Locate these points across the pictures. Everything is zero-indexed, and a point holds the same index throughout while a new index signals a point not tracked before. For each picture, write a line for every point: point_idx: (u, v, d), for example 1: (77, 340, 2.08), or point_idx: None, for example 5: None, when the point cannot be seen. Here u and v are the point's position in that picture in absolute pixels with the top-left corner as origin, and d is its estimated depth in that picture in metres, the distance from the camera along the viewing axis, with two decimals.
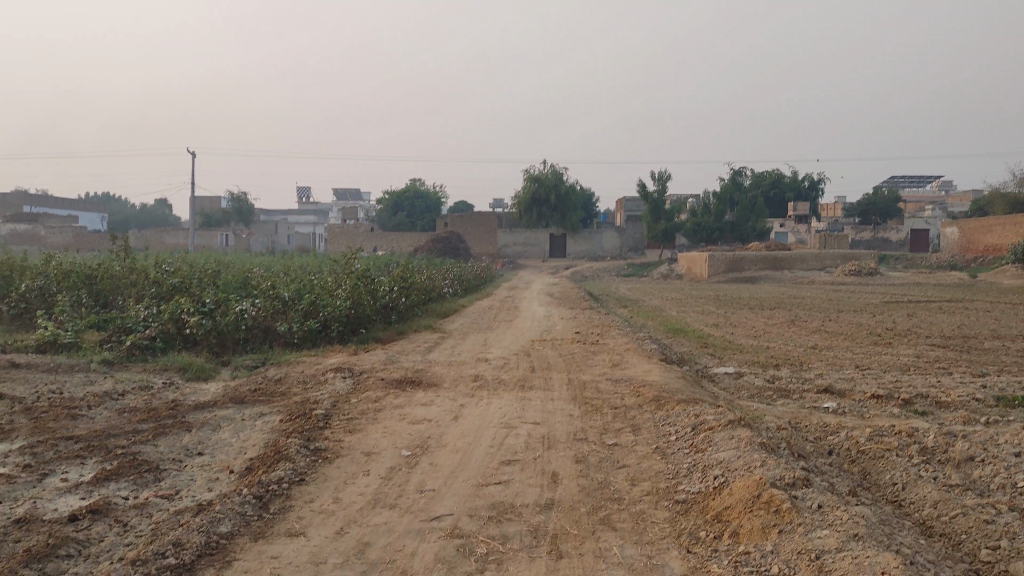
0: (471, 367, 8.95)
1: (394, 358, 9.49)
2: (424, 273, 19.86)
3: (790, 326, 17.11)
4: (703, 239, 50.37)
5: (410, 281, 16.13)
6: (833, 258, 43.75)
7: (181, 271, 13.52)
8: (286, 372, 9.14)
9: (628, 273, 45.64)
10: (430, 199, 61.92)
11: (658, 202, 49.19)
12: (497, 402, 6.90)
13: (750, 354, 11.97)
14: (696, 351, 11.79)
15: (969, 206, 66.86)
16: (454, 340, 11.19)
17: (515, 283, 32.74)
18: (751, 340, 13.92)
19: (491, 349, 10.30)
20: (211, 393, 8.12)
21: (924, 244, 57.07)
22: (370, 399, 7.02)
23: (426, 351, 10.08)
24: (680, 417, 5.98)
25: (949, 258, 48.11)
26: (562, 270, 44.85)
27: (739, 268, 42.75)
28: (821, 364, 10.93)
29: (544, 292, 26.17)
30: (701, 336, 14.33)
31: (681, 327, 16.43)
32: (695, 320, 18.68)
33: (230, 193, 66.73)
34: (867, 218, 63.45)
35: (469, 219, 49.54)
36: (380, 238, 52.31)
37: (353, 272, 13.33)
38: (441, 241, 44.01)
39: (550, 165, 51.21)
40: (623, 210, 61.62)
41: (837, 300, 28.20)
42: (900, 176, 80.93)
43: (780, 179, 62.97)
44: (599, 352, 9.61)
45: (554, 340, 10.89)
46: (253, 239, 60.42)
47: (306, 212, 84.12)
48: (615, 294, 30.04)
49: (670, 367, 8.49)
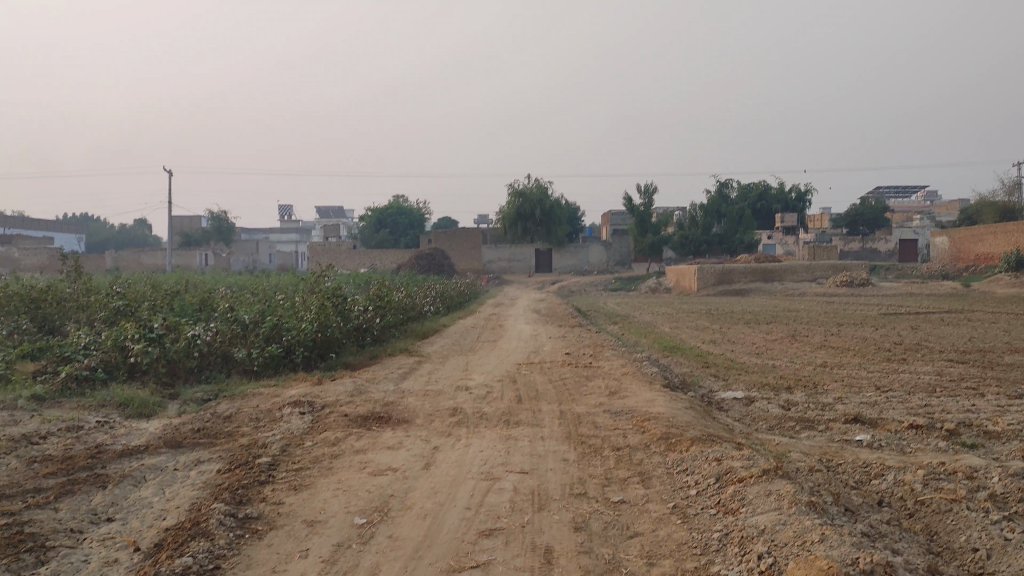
0: (449, 399, 7.87)
1: (364, 388, 8.41)
2: (404, 292, 18.82)
3: (792, 341, 16.08)
4: (691, 252, 49.52)
5: (388, 300, 15.06)
6: (824, 269, 42.88)
7: (134, 294, 12.40)
8: (239, 406, 8.04)
9: (616, 287, 44.69)
10: (413, 215, 60.84)
11: (644, 215, 48.30)
12: (477, 443, 5.82)
13: (757, 375, 10.92)
14: (698, 373, 10.77)
15: (957, 215, 66.29)
16: (432, 365, 10.12)
17: (501, 299, 31.73)
18: (754, 359, 12.91)
19: (473, 375, 9.22)
20: (147, 434, 7.01)
21: (913, 253, 56.34)
22: (326, 442, 5.94)
23: (401, 378, 9.01)
24: (699, 462, 4.94)
25: (940, 268, 47.38)
26: (549, 285, 43.86)
27: (729, 281, 41.91)
28: (838, 385, 9.91)
29: (530, 308, 25.16)
30: (700, 355, 13.32)
31: (678, 345, 15.40)
32: (691, 336, 17.70)
33: (210, 212, 65.46)
34: (855, 229, 62.78)
35: (453, 234, 48.54)
36: (363, 256, 51.24)
37: (322, 291, 12.26)
38: (424, 257, 42.97)
39: (535, 179, 50.33)
40: (610, 224, 60.73)
41: (833, 312, 27.22)
42: (886, 187, 80.41)
43: (767, 190, 62.27)
44: (594, 378, 8.57)
45: (543, 364, 9.82)
46: (233, 258, 59.26)
47: (288, 230, 82.98)
48: (605, 310, 29.01)
49: (674, 395, 7.47)
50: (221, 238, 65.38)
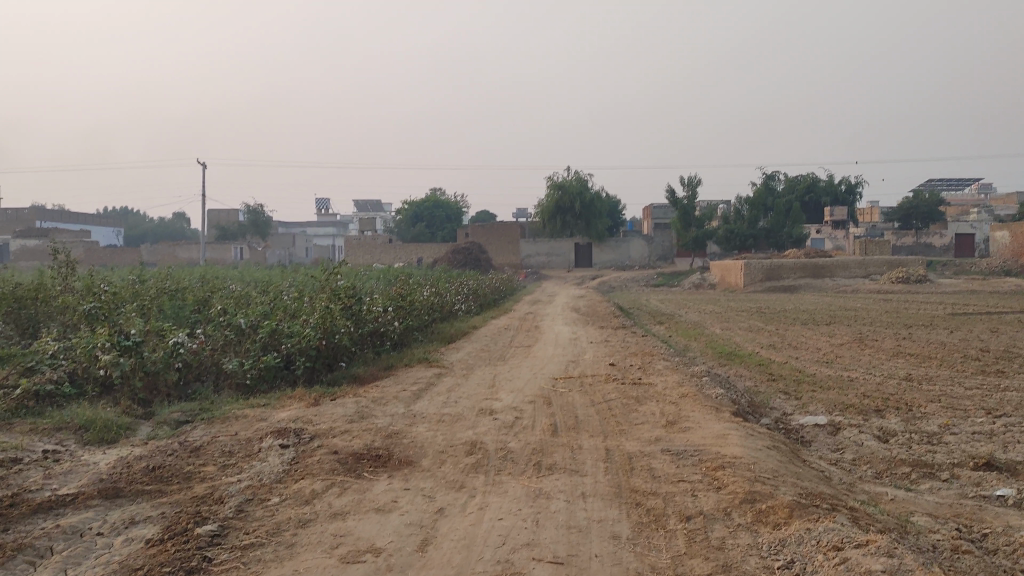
0: (470, 427, 6.41)
1: (367, 411, 6.98)
2: (432, 289, 17.43)
3: (860, 347, 14.39)
4: (736, 247, 47.65)
5: (413, 299, 13.69)
6: (878, 264, 40.78)
7: (122, 292, 11.11)
8: (215, 433, 6.64)
9: (658, 283, 43.01)
10: (450, 208, 59.58)
11: (688, 208, 46.46)
12: (497, 504, 4.34)
13: (834, 391, 9.30)
14: (765, 389, 9.23)
15: (1016, 208, 63.37)
16: (454, 378, 8.66)
17: (538, 295, 30.26)
18: (825, 370, 11.29)
19: (500, 394, 7.74)
20: (89, 473, 5.62)
21: (970, 248, 53.87)
22: (296, 499, 4.51)
23: (417, 398, 7.59)
24: (810, 553, 3.44)
25: (1001, 263, 45.02)
26: (590, 281, 42.33)
27: (777, 277, 40.04)
28: (936, 407, 8.30)
29: (569, 306, 23.62)
30: (761, 364, 11.74)
31: (732, 351, 13.82)
32: (745, 340, 16.10)
33: (245, 205, 64.77)
34: (908, 223, 60.28)
35: (490, 228, 47.13)
36: (398, 250, 50.06)
37: (331, 288, 10.91)
38: (460, 252, 41.64)
39: (574, 172, 48.72)
40: (651, 217, 58.95)
41: (894, 311, 25.35)
42: (938, 180, 77.42)
43: (816, 183, 60.01)
44: (646, 401, 7.06)
45: (584, 380, 8.31)
46: (269, 252, 58.48)
47: (325, 224, 82.16)
48: (648, 308, 27.46)
49: (750, 427, 5.94)
50: (257, 232, 64.65)
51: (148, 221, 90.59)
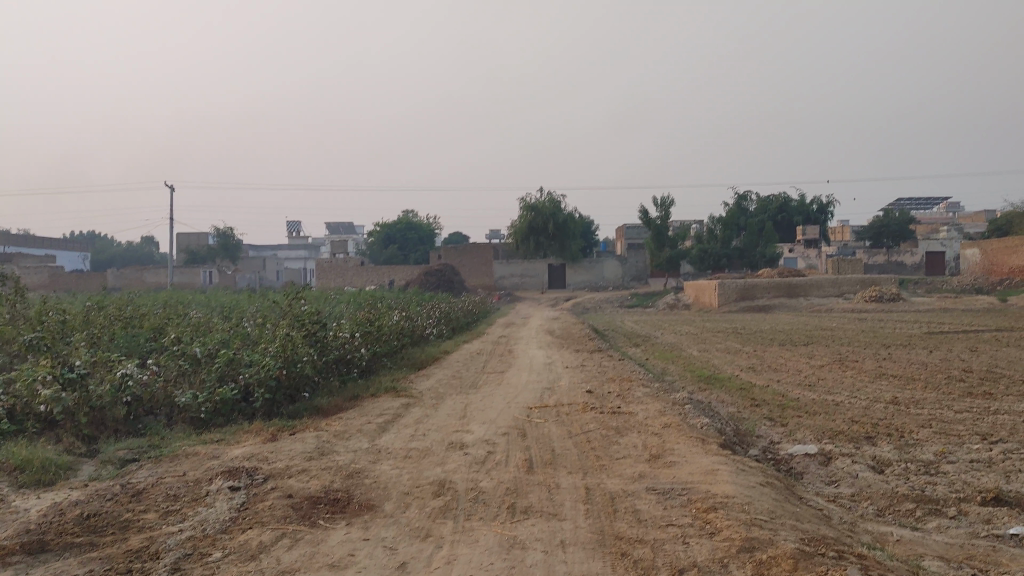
0: (438, 464, 5.94)
1: (329, 446, 6.49)
2: (402, 313, 16.96)
3: (842, 368, 14.06)
4: (709, 267, 47.52)
5: (382, 323, 13.19)
6: (851, 283, 40.76)
7: (72, 320, 10.53)
8: (161, 474, 6.11)
9: (632, 304, 42.74)
10: (422, 230, 59.04)
11: (661, 229, 46.33)
12: (466, 557, 3.89)
13: (821, 416, 8.93)
14: (749, 415, 8.85)
15: (984, 226, 63.91)
16: (423, 409, 8.18)
17: (512, 318, 29.85)
18: (808, 393, 10.93)
19: (472, 426, 7.27)
20: (17, 522, 5.08)
21: (941, 267, 54.15)
22: (241, 553, 4.02)
23: (383, 431, 7.10)
24: None
25: (972, 281, 45.23)
26: (563, 302, 42.01)
27: (752, 297, 39.88)
28: (929, 433, 7.93)
29: (544, 329, 23.25)
30: (743, 388, 11.36)
31: (712, 374, 13.45)
32: (724, 362, 15.72)
33: (215, 229, 63.90)
34: (879, 242, 60.58)
35: (463, 250, 46.70)
36: (370, 272, 49.52)
37: (294, 314, 10.41)
38: (433, 275, 41.20)
39: (547, 193, 48.50)
40: (625, 238, 58.80)
41: (870, 330, 25.17)
42: (907, 199, 78.02)
43: (787, 203, 60.25)
44: (627, 432, 6.63)
45: (560, 409, 7.87)
46: (239, 275, 57.70)
47: (296, 247, 81.43)
48: (624, 330, 27.09)
49: (741, 461, 5.54)
50: (227, 256, 63.77)
51: (116, 246, 89.31)
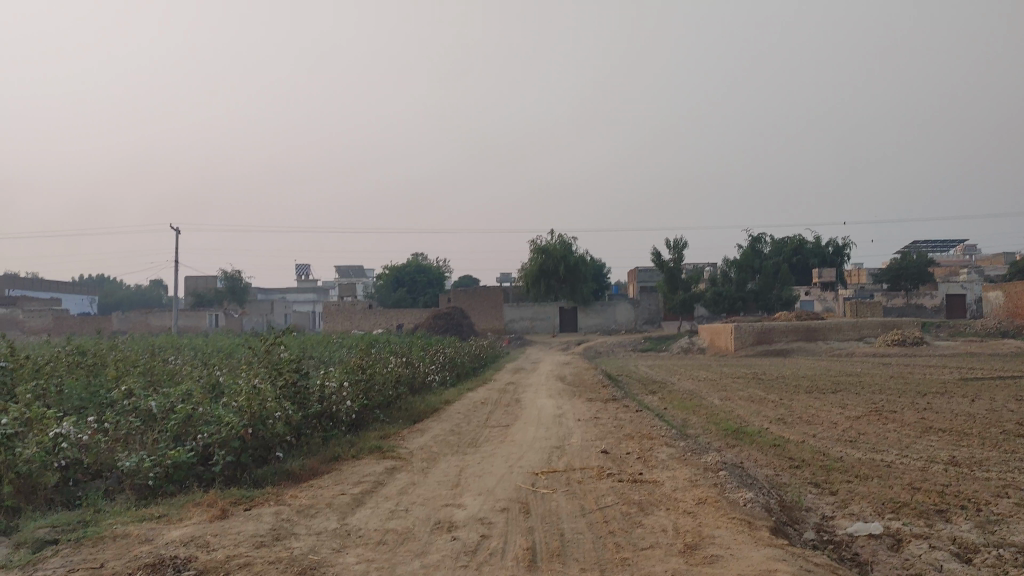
0: (417, 554, 4.73)
1: (287, 527, 5.30)
2: (402, 358, 15.82)
3: (881, 420, 12.79)
4: (724, 310, 46.21)
5: (376, 370, 12.02)
6: (872, 326, 39.41)
7: (23, 368, 9.43)
8: (74, 564, 4.91)
9: (645, 348, 41.49)
10: (432, 273, 58.06)
11: (674, 271, 45.13)
12: None
13: (874, 483, 7.68)
14: (790, 481, 7.64)
15: (1005, 268, 62.36)
16: (410, 474, 6.99)
17: (521, 362, 28.65)
18: (851, 451, 9.69)
19: (464, 498, 6.07)
20: None
21: (962, 310, 52.64)
22: None
23: (358, 505, 5.90)
24: None
25: (996, 324, 43.79)
26: (574, 346, 40.80)
27: (769, 341, 38.54)
28: (1010, 505, 6.68)
29: (554, 375, 22.05)
30: (777, 445, 10.13)
31: (738, 427, 12.20)
32: (749, 412, 14.46)
33: (222, 271, 63.18)
34: (897, 285, 59.19)
35: (472, 293, 45.61)
36: (378, 315, 48.47)
37: (271, 361, 9.24)
38: (442, 318, 40.13)
39: (559, 235, 47.54)
40: (637, 281, 57.63)
41: (898, 376, 23.87)
42: (924, 241, 76.46)
43: (803, 244, 59.07)
44: (652, 509, 5.44)
45: (572, 476, 6.67)
46: (245, 318, 56.70)
47: (305, 291, 80.56)
48: (637, 375, 25.84)
49: (806, 559, 4.32)
50: (234, 299, 62.94)
51: (124, 288, 88.64)
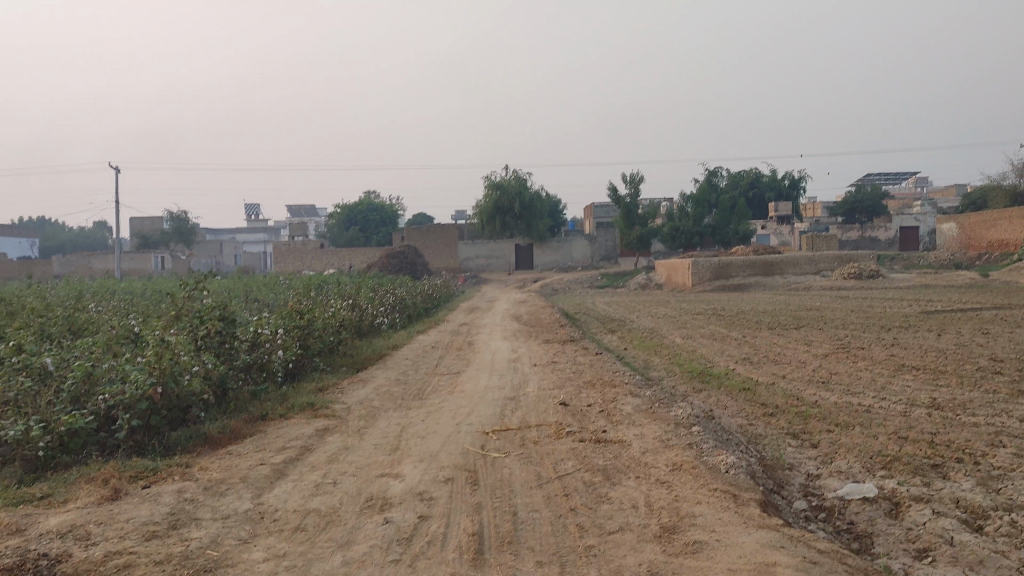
0: (341, 546, 3.91)
1: (188, 512, 4.45)
2: (348, 301, 14.90)
3: (850, 359, 12.21)
4: (681, 245, 45.71)
5: (315, 314, 11.10)
6: (829, 260, 39.16)
7: None
8: None
9: (602, 284, 40.92)
10: (385, 211, 56.76)
11: (630, 206, 44.29)
12: None
13: (855, 431, 7.03)
14: (766, 433, 6.97)
15: (958, 200, 62.61)
16: (344, 435, 6.15)
17: (475, 302, 27.84)
18: (826, 395, 9.04)
19: (403, 466, 5.26)
20: None
21: (914, 241, 52.92)
22: None
23: (277, 478, 5.05)
24: None
25: (950, 256, 43.86)
26: (531, 283, 40.11)
27: (727, 276, 38.13)
28: (1009, 457, 6.04)
29: (510, 314, 21.30)
30: (746, 389, 9.47)
31: (704, 369, 11.56)
32: (712, 352, 13.84)
33: (168, 212, 61.17)
34: (852, 218, 59.15)
35: (426, 232, 44.55)
36: (329, 255, 47.23)
37: (191, 310, 8.29)
38: (396, 257, 39.09)
39: (514, 171, 46.44)
40: (594, 217, 56.86)
41: (858, 311, 23.49)
42: (877, 174, 76.44)
43: (759, 178, 58.60)
44: (619, 478, 4.68)
45: (526, 437, 5.87)
46: (192, 261, 55.03)
47: (255, 231, 78.64)
48: (595, 314, 25.16)
49: (808, 546, 3.58)
50: (181, 240, 61.06)
51: (66, 231, 85.82)
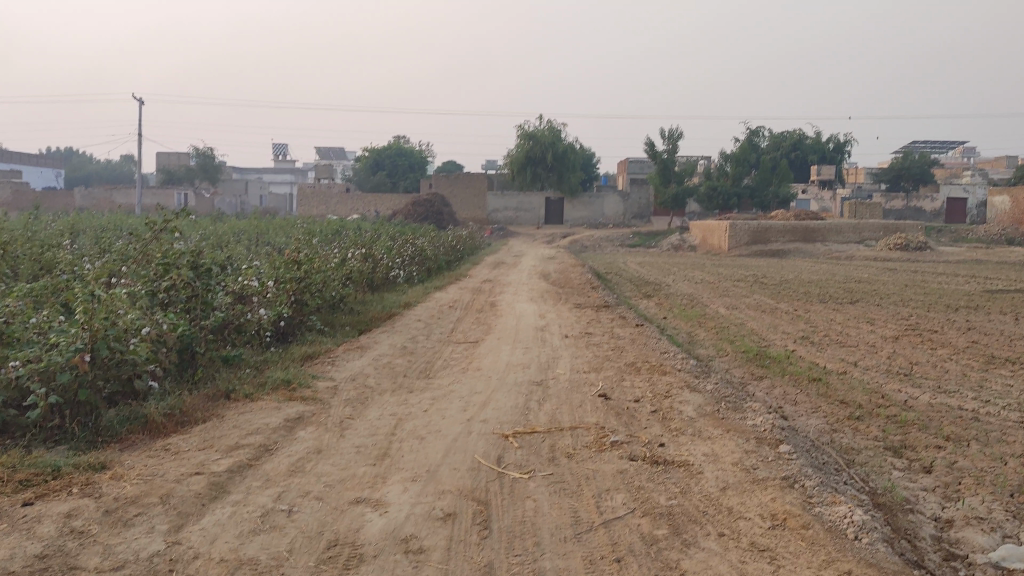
0: None
1: (67, 558, 3.05)
2: (362, 251, 13.46)
3: (925, 345, 10.59)
4: (718, 207, 43.76)
5: (315, 263, 9.70)
6: (873, 229, 37.15)
7: None
8: None
9: (634, 244, 39.24)
10: (413, 157, 55.04)
11: (667, 163, 42.30)
12: None
13: (976, 452, 5.49)
14: (859, 447, 5.47)
15: (1010, 173, 59.69)
16: (324, 430, 4.73)
17: (501, 256, 26.34)
18: (916, 393, 7.49)
19: (389, 488, 3.83)
20: None
21: (961, 214, 50.48)
22: None
23: (211, 500, 3.64)
24: None
25: (1002, 230, 41.62)
26: (560, 239, 38.55)
27: (765, 241, 36.29)
28: None
29: (538, 271, 19.79)
30: (815, 379, 7.97)
31: (759, 348, 10.02)
32: (763, 327, 12.30)
33: (194, 148, 59.78)
34: (896, 186, 56.63)
35: (455, 180, 42.94)
36: (355, 200, 45.77)
37: (155, 258, 6.90)
38: (422, 205, 37.59)
39: (548, 121, 44.69)
40: (628, 173, 54.84)
41: (911, 285, 21.69)
42: (923, 142, 73.03)
43: (802, 140, 56.20)
44: (696, 538, 3.20)
45: (556, 451, 4.40)
46: (216, 199, 53.79)
47: (282, 171, 77.31)
48: (628, 275, 23.57)
49: None
50: (206, 177, 59.83)
51: (93, 164, 84.95)
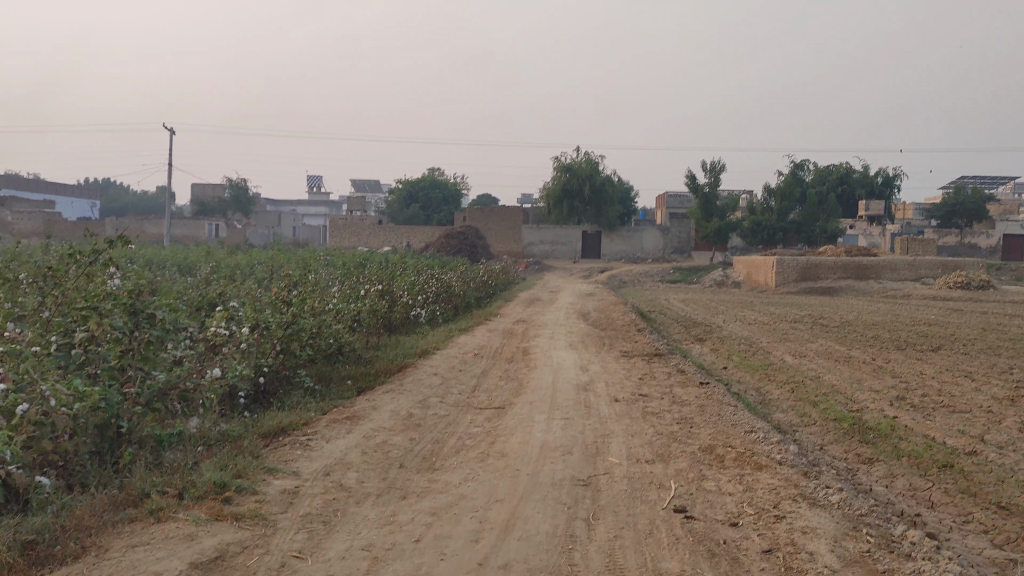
0: None
1: None
2: (379, 288, 11.80)
3: None
4: (762, 241, 41.63)
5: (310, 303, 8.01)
6: (931, 265, 34.71)
7: None
8: None
9: (674, 280, 37.31)
10: (447, 189, 53.58)
11: (709, 197, 40.29)
12: None
13: None
14: None
15: None
16: None
17: (536, 292, 24.61)
18: None
19: None
20: None
21: (1019, 250, 47.65)
22: None
23: None
24: None
25: None
26: (598, 273, 36.77)
27: (815, 278, 34.18)
28: None
29: (576, 310, 18.02)
30: (949, 466, 6.05)
31: (854, 416, 8.08)
32: (844, 383, 10.34)
33: (228, 179, 58.82)
34: (949, 222, 53.92)
35: (490, 213, 41.37)
36: (387, 233, 44.30)
37: (82, 299, 5.23)
38: (455, 238, 36.02)
39: (585, 153, 43.13)
40: (668, 207, 52.88)
41: (990, 330, 19.47)
42: (975, 176, 70.17)
43: (850, 173, 53.91)
44: None
45: None
46: (247, 230, 52.62)
47: (316, 204, 76.34)
48: (674, 315, 21.73)
49: None
50: (238, 209, 58.81)
51: (129, 195, 84.72)
